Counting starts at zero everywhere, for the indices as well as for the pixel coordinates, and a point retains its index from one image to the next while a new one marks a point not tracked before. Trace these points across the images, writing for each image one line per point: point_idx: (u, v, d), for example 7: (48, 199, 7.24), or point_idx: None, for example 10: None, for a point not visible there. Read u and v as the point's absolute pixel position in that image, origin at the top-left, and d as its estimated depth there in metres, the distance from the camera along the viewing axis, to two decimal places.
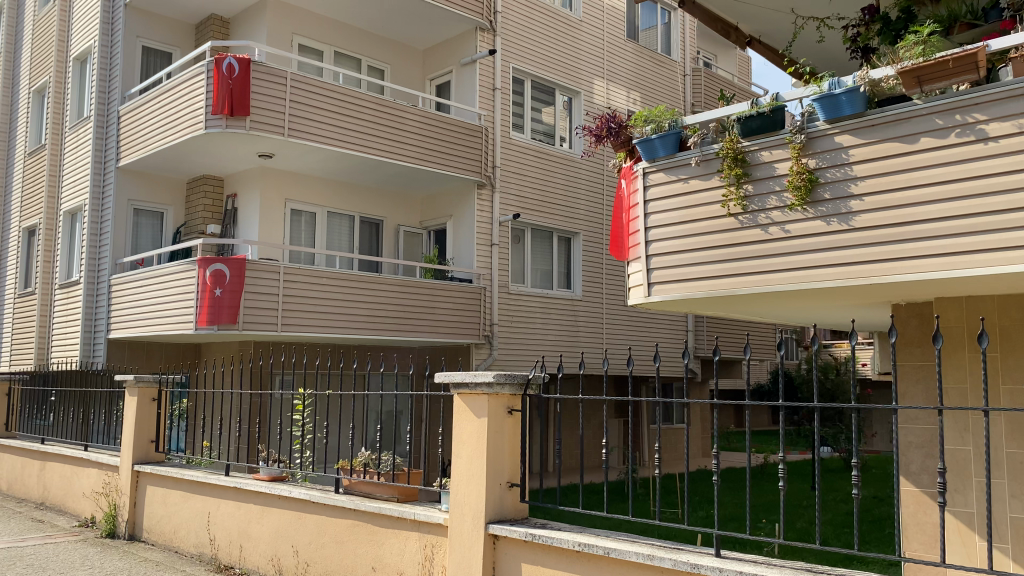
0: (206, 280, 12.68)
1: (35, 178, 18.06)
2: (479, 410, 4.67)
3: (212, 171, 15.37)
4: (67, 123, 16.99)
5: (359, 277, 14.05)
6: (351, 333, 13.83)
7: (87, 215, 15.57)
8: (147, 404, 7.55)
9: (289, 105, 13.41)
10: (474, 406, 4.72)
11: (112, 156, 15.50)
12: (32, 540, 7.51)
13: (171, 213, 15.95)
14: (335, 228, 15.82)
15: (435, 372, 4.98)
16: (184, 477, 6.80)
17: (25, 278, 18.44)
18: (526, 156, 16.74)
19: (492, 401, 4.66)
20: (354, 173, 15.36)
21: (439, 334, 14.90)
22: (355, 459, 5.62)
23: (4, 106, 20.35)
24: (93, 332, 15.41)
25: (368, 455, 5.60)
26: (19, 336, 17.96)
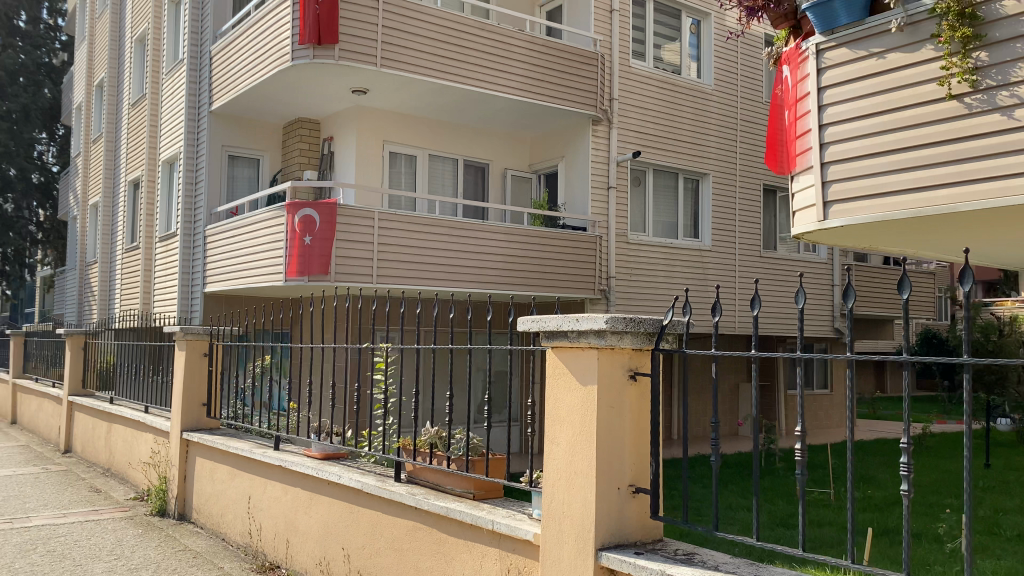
0: (296, 227, 11.54)
1: (138, 129, 17.60)
2: (585, 374, 3.09)
3: (307, 113, 14.25)
4: (164, 68, 16.29)
5: (461, 223, 12.62)
6: (452, 287, 12.45)
7: (182, 164, 14.83)
8: (198, 360, 6.43)
9: (382, 32, 11.96)
10: (576, 366, 3.13)
11: (205, 100, 14.60)
12: (76, 515, 6.45)
13: (268, 159, 14.99)
14: (438, 171, 14.45)
15: (517, 317, 3.44)
16: (230, 450, 5.56)
17: (131, 232, 18.14)
18: (649, 87, 14.80)
19: (604, 359, 3.05)
20: (457, 111, 13.90)
21: (551, 288, 13.36)
22: (418, 436, 4.14)
23: (114, 60, 20.07)
24: (192, 286, 14.74)
25: (437, 432, 4.11)
26: (127, 290, 17.68)
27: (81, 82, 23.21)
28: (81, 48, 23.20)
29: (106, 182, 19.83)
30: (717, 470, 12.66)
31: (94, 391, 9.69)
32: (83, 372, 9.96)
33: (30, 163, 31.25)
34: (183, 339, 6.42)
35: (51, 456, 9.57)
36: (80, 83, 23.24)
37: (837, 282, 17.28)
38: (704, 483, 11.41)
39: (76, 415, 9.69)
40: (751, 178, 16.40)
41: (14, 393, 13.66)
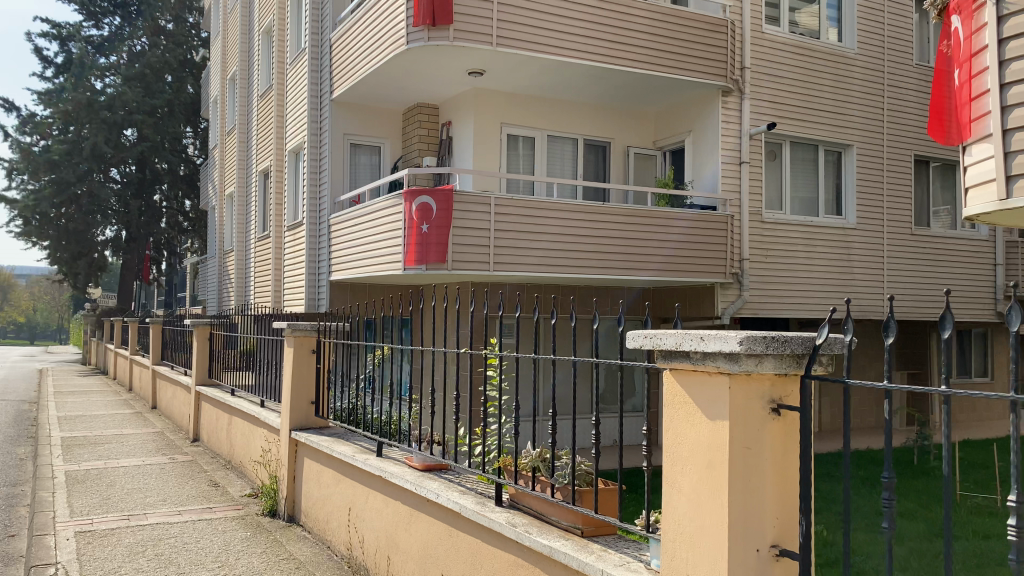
0: (413, 215, 11.32)
1: (266, 121, 17.98)
2: (714, 407, 2.60)
3: (425, 98, 14.03)
4: (289, 59, 16.48)
5: (582, 205, 12.07)
6: (573, 273, 11.94)
7: (307, 154, 14.97)
8: (306, 356, 6.24)
9: (498, 10, 11.50)
10: (702, 397, 2.66)
11: (327, 89, 14.62)
12: (192, 513, 6.40)
13: (388, 146, 14.89)
14: (557, 153, 13.93)
15: (625, 331, 2.98)
16: (333, 454, 5.29)
17: (263, 222, 18.61)
18: (785, 53, 13.73)
19: (736, 387, 2.56)
20: (577, 88, 13.31)
21: (678, 273, 12.62)
22: (520, 457, 3.72)
23: (244, 54, 20.60)
24: (317, 274, 14.91)
25: (542, 454, 3.67)
26: (260, 277, 18.18)
27: (216, 77, 24.08)
28: (217, 44, 24.02)
29: (241, 173, 20.46)
30: (863, 469, 11.65)
31: (218, 382, 9.81)
32: (209, 362, 10.11)
33: (176, 157, 33.00)
34: (290, 335, 6.23)
35: (181, 445, 9.78)
36: (216, 77, 24.14)
37: (1001, 262, 15.64)
38: (849, 484, 10.46)
39: (203, 405, 9.83)
40: (901, 149, 14.98)
41: (154, 380, 14.23)
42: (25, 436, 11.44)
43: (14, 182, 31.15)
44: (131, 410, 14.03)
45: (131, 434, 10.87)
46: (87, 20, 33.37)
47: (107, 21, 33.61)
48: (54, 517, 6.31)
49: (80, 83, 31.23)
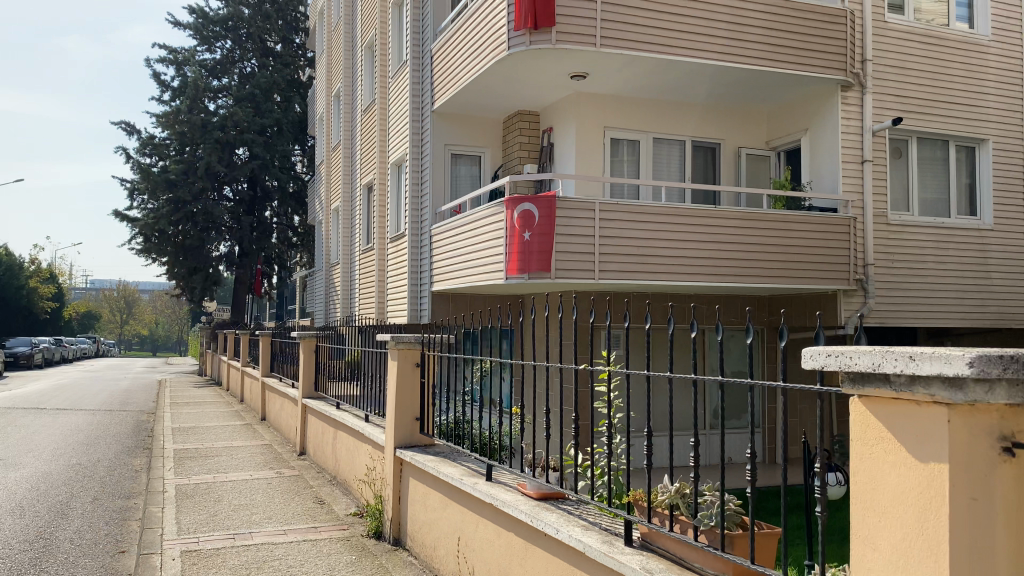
0: (515, 223, 10.96)
1: (370, 134, 18.08)
2: (927, 449, 2.21)
3: (526, 105, 13.72)
4: (391, 72, 16.50)
5: (692, 209, 11.49)
6: (684, 281, 11.35)
7: (409, 166, 14.90)
8: (410, 371, 5.95)
9: (601, 10, 11.09)
10: (911, 435, 2.26)
11: (427, 99, 14.51)
12: (296, 532, 6.21)
13: (489, 155, 14.65)
14: (664, 156, 13.39)
15: (801, 355, 2.64)
16: (441, 476, 4.96)
17: (367, 234, 18.72)
18: (910, 42, 12.77)
19: (958, 424, 2.16)
20: (684, 88, 12.76)
21: (798, 280, 11.84)
22: (657, 494, 3.37)
23: (348, 70, 20.85)
24: (419, 285, 14.79)
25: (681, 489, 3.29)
26: (364, 290, 18.27)
27: (322, 94, 24.51)
28: (321, 61, 24.46)
29: (345, 187, 20.69)
30: None
31: (324, 394, 9.71)
32: (315, 375, 10.03)
33: (285, 173, 34.01)
34: (393, 348, 5.95)
35: (288, 458, 9.72)
36: (320, 94, 24.61)
37: None
38: None
39: (309, 418, 9.75)
40: None
41: (263, 392, 14.41)
42: (141, 447, 11.69)
43: (135, 201, 32.68)
44: (241, 422, 14.22)
45: (240, 446, 10.94)
46: (201, 44, 34.81)
47: (219, 45, 34.99)
48: (162, 534, 6.25)
49: (194, 105, 32.56)
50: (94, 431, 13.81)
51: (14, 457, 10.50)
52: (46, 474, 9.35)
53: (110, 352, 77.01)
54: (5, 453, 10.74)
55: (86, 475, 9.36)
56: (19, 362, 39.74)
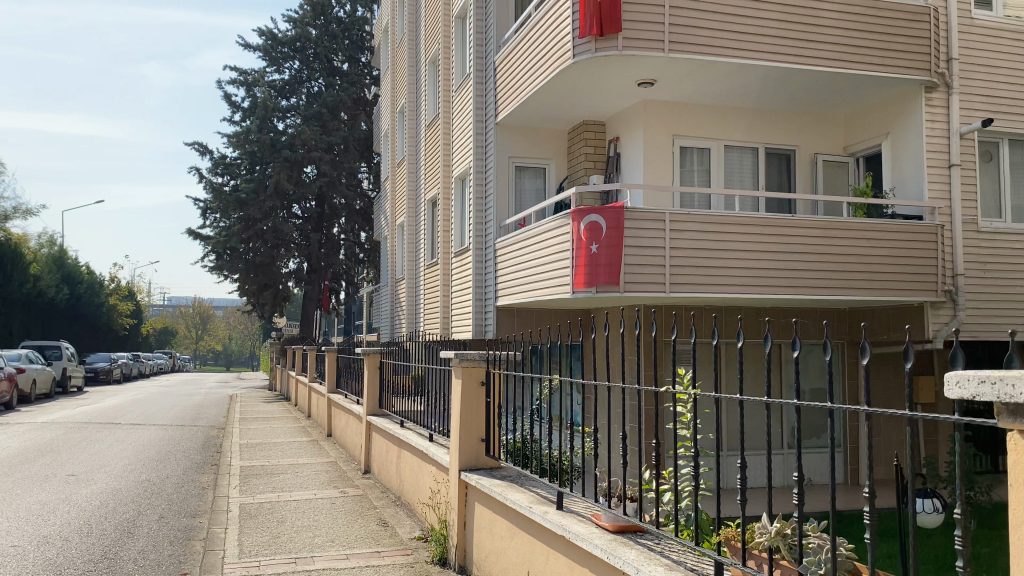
0: (581, 235, 10.62)
1: (434, 148, 17.99)
2: None
3: (592, 115, 13.42)
4: (454, 85, 16.36)
5: (766, 219, 10.99)
6: (760, 293, 10.82)
7: (472, 179, 14.72)
8: (475, 390, 5.69)
9: (668, 14, 10.73)
10: None
11: (491, 111, 14.31)
12: (358, 557, 5.98)
13: (554, 166, 14.37)
14: (735, 165, 12.92)
15: (944, 372, 2.38)
16: (508, 503, 4.66)
17: (431, 248, 18.61)
18: (1000, 39, 12.04)
19: None
20: (757, 95, 12.32)
21: (881, 291, 11.21)
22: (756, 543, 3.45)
23: (412, 84, 20.83)
24: (484, 300, 14.55)
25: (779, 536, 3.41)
26: (429, 305, 18.13)
27: (386, 110, 24.60)
28: (386, 78, 24.56)
29: (410, 202, 20.66)
30: None
31: (388, 412, 9.51)
32: (379, 392, 9.86)
33: (352, 191, 34.46)
34: (457, 365, 5.70)
35: (353, 476, 9.56)
36: (385, 111, 24.76)
37: None
38: None
39: (373, 436, 9.57)
40: None
41: (329, 408, 14.36)
42: (209, 464, 11.70)
43: (208, 220, 33.42)
44: (308, 438, 14.19)
45: (305, 463, 10.84)
46: (270, 65, 35.56)
47: (287, 65, 35.68)
48: (224, 557, 6.10)
49: (264, 125, 33.26)
50: (164, 446, 13.94)
51: (87, 473, 10.59)
52: (116, 491, 9.38)
53: (185, 367, 79.12)
54: (78, 469, 10.85)
55: (154, 493, 9.35)
56: (99, 377, 40.97)
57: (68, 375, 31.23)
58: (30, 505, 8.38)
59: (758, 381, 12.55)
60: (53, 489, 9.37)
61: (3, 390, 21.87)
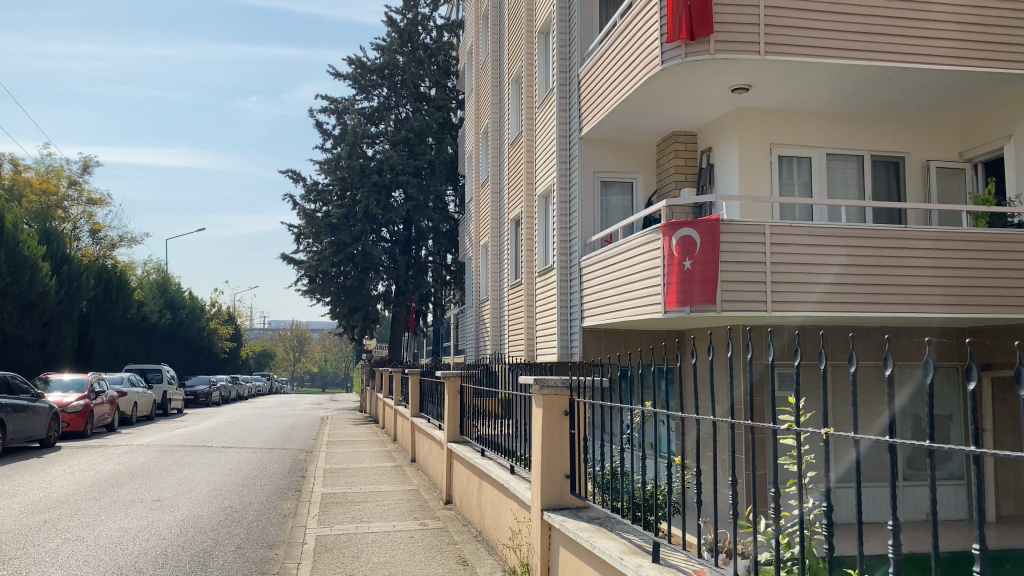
0: (673, 251, 9.97)
1: (517, 167, 17.58)
2: None
3: (682, 125, 12.77)
4: (537, 101, 15.93)
5: (877, 230, 10.12)
6: (870, 311, 9.96)
7: (556, 196, 14.21)
8: (558, 420, 5.13)
9: (763, 15, 10.06)
10: None
11: (575, 126, 13.81)
12: None
13: (642, 181, 13.76)
14: (838, 174, 12.04)
15: None
16: (596, 551, 4.12)
17: (516, 269, 18.18)
18: None
19: None
20: (861, 99, 11.48)
21: (1009, 307, 10.13)
22: None
23: (495, 104, 20.52)
24: (569, 321, 13.94)
25: None
26: (514, 327, 17.65)
27: (471, 133, 24.41)
28: (470, 100, 24.39)
29: (494, 224, 20.32)
30: None
31: (470, 439, 9.04)
32: (460, 418, 9.42)
33: (439, 214, 34.61)
34: (537, 393, 5.15)
35: (434, 506, 9.14)
36: (470, 134, 24.59)
37: None
38: None
39: (454, 464, 9.11)
40: None
41: (412, 432, 14.05)
42: (292, 490, 11.51)
43: (301, 245, 34.06)
44: (392, 463, 13.90)
45: (387, 491, 10.50)
46: (359, 93, 36.12)
47: (376, 92, 36.16)
48: None
49: (353, 151, 33.73)
50: (251, 470, 13.90)
51: (172, 498, 10.54)
52: (197, 518, 9.23)
53: (283, 389, 81.11)
54: (163, 494, 10.80)
55: (234, 520, 9.17)
56: (199, 400, 42.20)
57: (167, 398, 32.19)
58: (111, 533, 8.24)
59: (869, 406, 11.56)
60: (136, 515, 9.30)
61: (105, 413, 22.55)
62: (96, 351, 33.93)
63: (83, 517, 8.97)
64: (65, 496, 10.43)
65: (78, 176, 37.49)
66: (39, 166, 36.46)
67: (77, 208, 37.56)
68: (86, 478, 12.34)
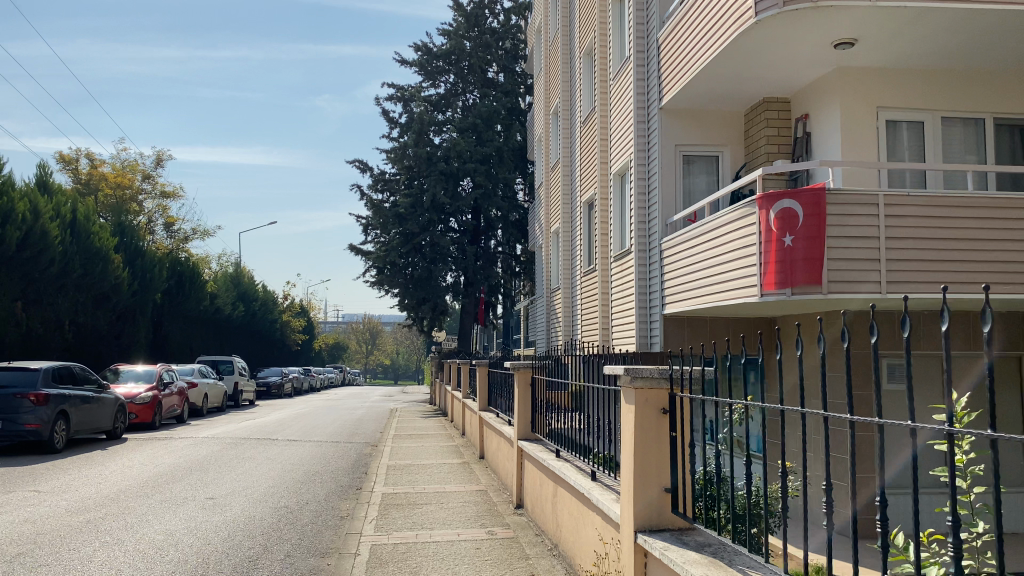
0: (771, 226, 8.79)
1: (590, 146, 16.49)
2: None
3: (774, 90, 11.53)
4: (612, 72, 14.78)
5: (1008, 200, 8.75)
6: (1002, 292, 8.60)
7: (633, 172, 13.08)
8: (655, 421, 4.10)
9: None
10: None
11: (654, 95, 12.66)
12: None
13: (729, 154, 12.56)
14: (953, 140, 10.65)
15: None
16: None
17: (588, 255, 17.14)
18: None
19: None
20: (986, 54, 10.05)
21: None
22: None
23: (565, 81, 19.44)
24: (648, 309, 12.79)
25: None
26: (588, 316, 16.64)
27: (541, 115, 23.42)
28: (539, 80, 23.34)
29: (566, 207, 19.30)
30: None
31: (542, 437, 8.05)
32: (531, 413, 8.47)
33: (508, 202, 33.71)
34: (629, 386, 4.14)
35: (503, 512, 8.17)
36: (539, 116, 23.56)
37: None
38: None
39: (525, 464, 8.14)
40: None
41: (481, 427, 13.17)
42: (353, 488, 10.75)
43: (369, 236, 33.65)
44: (459, 460, 13.02)
45: (453, 492, 9.60)
46: (426, 80, 35.49)
47: (442, 79, 35.48)
48: None
49: (420, 140, 33.07)
50: (314, 466, 13.25)
51: (226, 497, 9.90)
52: (249, 520, 8.53)
53: (356, 381, 81.55)
54: (218, 492, 10.19)
55: (287, 523, 8.43)
56: (272, 391, 42.48)
57: (239, 390, 32.22)
58: (156, 536, 7.60)
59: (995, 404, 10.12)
60: (185, 515, 8.65)
61: (175, 404, 22.40)
62: (170, 342, 34.22)
63: (130, 517, 8.39)
64: (117, 492, 9.91)
65: (152, 170, 37.91)
66: (115, 161, 37.02)
67: (151, 201, 38.01)
68: (144, 472, 11.86)
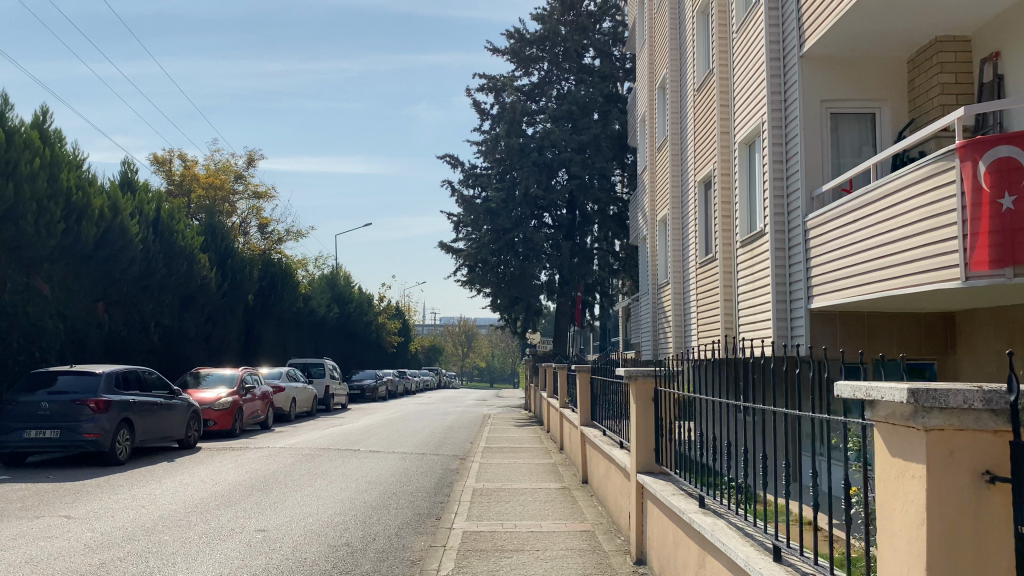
0: (975, 184, 6.48)
1: (706, 117, 14.27)
2: None
3: (951, 22, 9.14)
4: (734, 24, 12.55)
5: None
6: None
7: (767, 138, 10.80)
8: (970, 499, 2.27)
9: None
10: None
11: (792, 41, 10.40)
12: None
13: (890, 110, 10.24)
14: None
15: None
16: None
17: (705, 244, 14.90)
18: None
19: None
20: None
21: None
22: None
23: (674, 50, 17.21)
24: (789, 302, 10.48)
25: None
26: (706, 312, 14.43)
27: (644, 94, 21.22)
28: (642, 55, 21.15)
29: (676, 193, 17.13)
30: None
31: (673, 471, 5.95)
32: (656, 437, 6.37)
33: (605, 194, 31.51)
34: (913, 428, 2.34)
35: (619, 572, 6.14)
36: (643, 96, 21.34)
37: None
38: None
39: (648, 506, 6.08)
40: None
41: (583, 445, 11.17)
42: (431, 519, 8.94)
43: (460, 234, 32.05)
44: (558, 484, 11.05)
45: (552, 532, 7.64)
46: (518, 68, 33.59)
47: (536, 67, 33.62)
48: None
49: (512, 130, 31.35)
50: (392, 486, 11.53)
51: (280, 529, 8.25)
52: (295, 565, 6.79)
53: (453, 384, 80.49)
54: (271, 522, 8.55)
55: (341, 571, 6.63)
56: (366, 394, 41.57)
57: (330, 393, 31.22)
58: None
59: None
60: (221, 557, 6.98)
61: (258, 409, 21.29)
62: (263, 344, 33.57)
63: (154, 559, 6.78)
64: (155, 521, 8.39)
65: (244, 170, 37.51)
66: (209, 162, 36.75)
67: (245, 202, 37.63)
68: (200, 493, 10.38)
